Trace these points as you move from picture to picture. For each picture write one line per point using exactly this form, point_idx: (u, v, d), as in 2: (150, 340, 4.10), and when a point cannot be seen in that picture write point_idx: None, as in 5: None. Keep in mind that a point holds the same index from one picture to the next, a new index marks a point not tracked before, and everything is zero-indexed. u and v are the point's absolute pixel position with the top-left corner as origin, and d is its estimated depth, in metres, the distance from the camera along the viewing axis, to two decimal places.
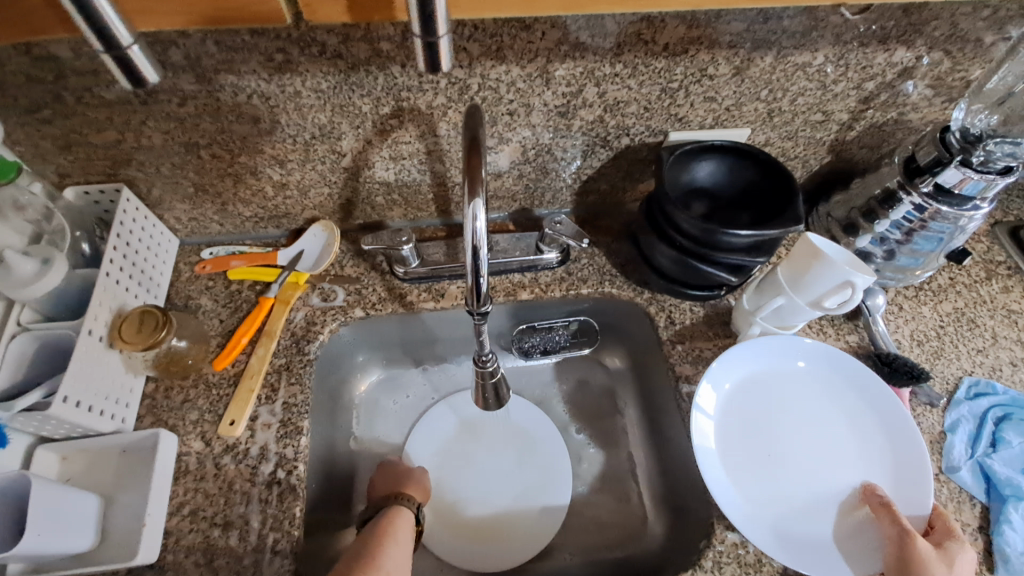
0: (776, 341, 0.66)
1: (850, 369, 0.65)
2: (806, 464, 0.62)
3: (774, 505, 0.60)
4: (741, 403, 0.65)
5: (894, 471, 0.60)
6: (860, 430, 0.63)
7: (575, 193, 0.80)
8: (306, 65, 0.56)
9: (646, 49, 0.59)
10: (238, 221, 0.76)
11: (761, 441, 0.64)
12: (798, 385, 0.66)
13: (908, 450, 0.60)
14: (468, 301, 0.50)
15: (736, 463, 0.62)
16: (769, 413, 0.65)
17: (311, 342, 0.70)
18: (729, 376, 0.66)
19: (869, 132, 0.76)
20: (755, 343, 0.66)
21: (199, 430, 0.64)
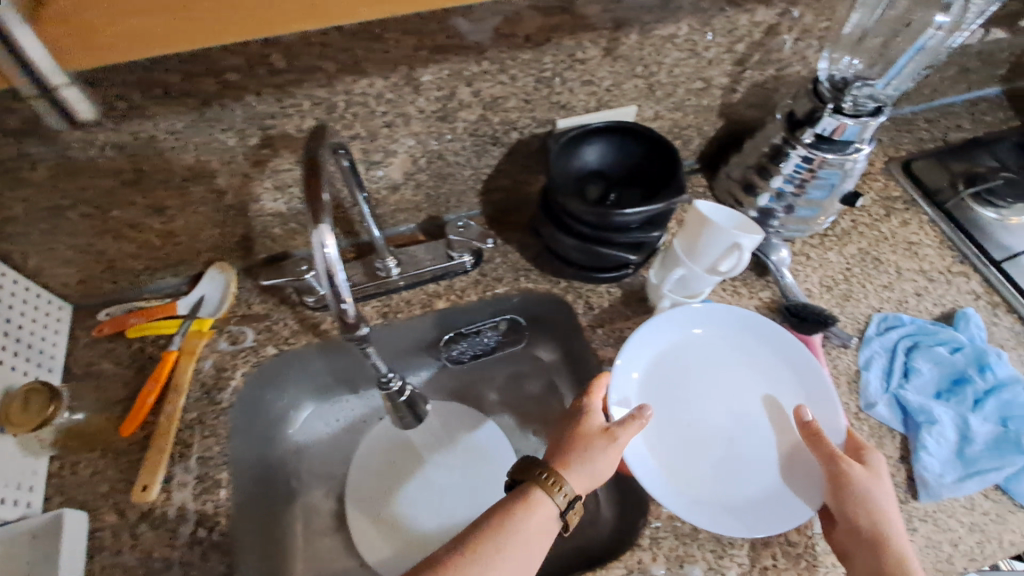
0: (686, 311, 0.68)
1: (753, 326, 0.68)
2: (724, 428, 0.64)
3: (704, 473, 0.61)
4: (655, 382, 0.66)
5: (806, 408, 0.63)
6: (769, 386, 0.66)
7: (480, 193, 0.79)
8: (154, 109, 0.53)
9: (508, 44, 0.58)
10: (132, 275, 0.72)
11: (682, 412, 0.65)
12: (706, 353, 0.68)
13: (820, 394, 0.63)
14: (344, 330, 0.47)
15: (661, 439, 0.63)
16: (683, 386, 0.67)
17: (224, 390, 0.68)
18: (644, 355, 0.67)
19: (752, 91, 0.78)
20: (665, 317, 0.68)
21: (113, 501, 0.62)
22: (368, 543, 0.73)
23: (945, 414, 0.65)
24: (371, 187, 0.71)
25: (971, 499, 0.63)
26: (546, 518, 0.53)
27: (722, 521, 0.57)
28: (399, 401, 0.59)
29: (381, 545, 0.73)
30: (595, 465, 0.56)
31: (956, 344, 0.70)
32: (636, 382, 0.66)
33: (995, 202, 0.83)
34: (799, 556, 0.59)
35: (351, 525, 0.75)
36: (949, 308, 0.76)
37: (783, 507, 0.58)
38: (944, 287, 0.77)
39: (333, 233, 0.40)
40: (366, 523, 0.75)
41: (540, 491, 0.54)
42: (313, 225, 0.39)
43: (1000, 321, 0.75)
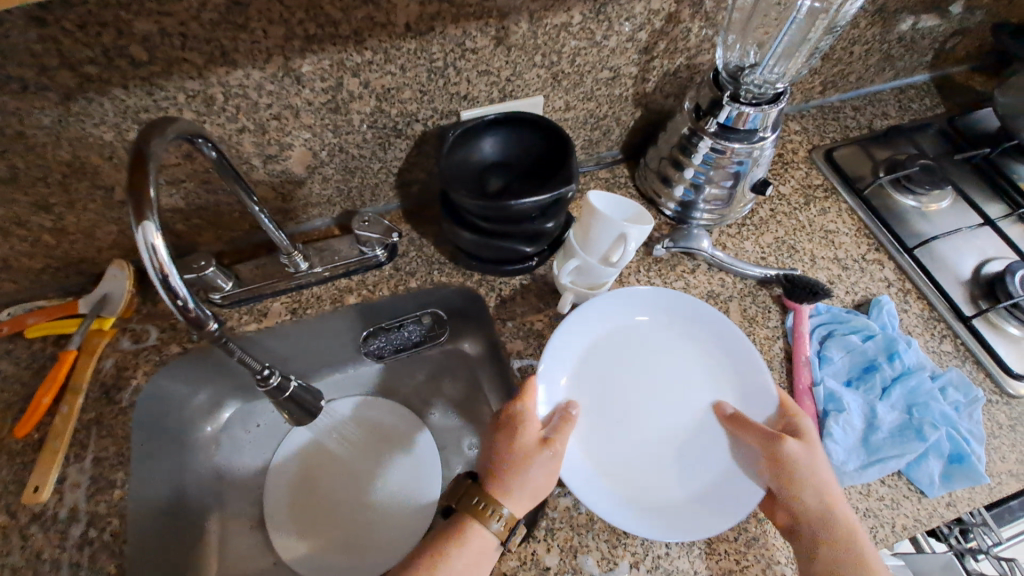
0: (623, 296, 0.66)
1: (693, 315, 0.67)
2: (654, 429, 0.64)
3: (631, 471, 0.61)
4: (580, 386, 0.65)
5: (742, 400, 0.64)
6: (705, 386, 0.66)
7: (395, 187, 0.78)
8: (15, 102, 0.51)
9: (387, 32, 0.57)
10: (32, 275, 0.70)
11: (612, 408, 0.65)
12: (628, 353, 0.67)
13: (758, 398, 0.63)
14: (190, 327, 0.46)
15: (591, 436, 0.63)
16: (608, 389, 0.65)
17: (123, 390, 0.67)
18: (575, 346, 0.66)
19: (665, 80, 0.77)
20: (599, 304, 0.66)
21: (3, 502, 0.60)
22: (285, 542, 0.73)
23: (853, 401, 0.65)
24: (272, 181, 0.69)
25: (868, 485, 0.63)
26: (485, 541, 0.53)
27: (658, 521, 0.56)
28: (283, 398, 0.58)
29: (293, 544, 0.73)
30: (531, 487, 0.55)
31: (869, 331, 0.70)
32: (561, 389, 0.64)
33: (914, 190, 0.83)
34: (692, 544, 0.59)
35: (269, 523, 0.74)
36: (861, 296, 0.76)
37: (711, 510, 0.58)
38: (858, 275, 0.77)
39: (161, 230, 0.41)
40: (283, 521, 0.74)
41: (473, 517, 0.54)
42: (136, 222, 0.40)
43: (910, 307, 0.75)
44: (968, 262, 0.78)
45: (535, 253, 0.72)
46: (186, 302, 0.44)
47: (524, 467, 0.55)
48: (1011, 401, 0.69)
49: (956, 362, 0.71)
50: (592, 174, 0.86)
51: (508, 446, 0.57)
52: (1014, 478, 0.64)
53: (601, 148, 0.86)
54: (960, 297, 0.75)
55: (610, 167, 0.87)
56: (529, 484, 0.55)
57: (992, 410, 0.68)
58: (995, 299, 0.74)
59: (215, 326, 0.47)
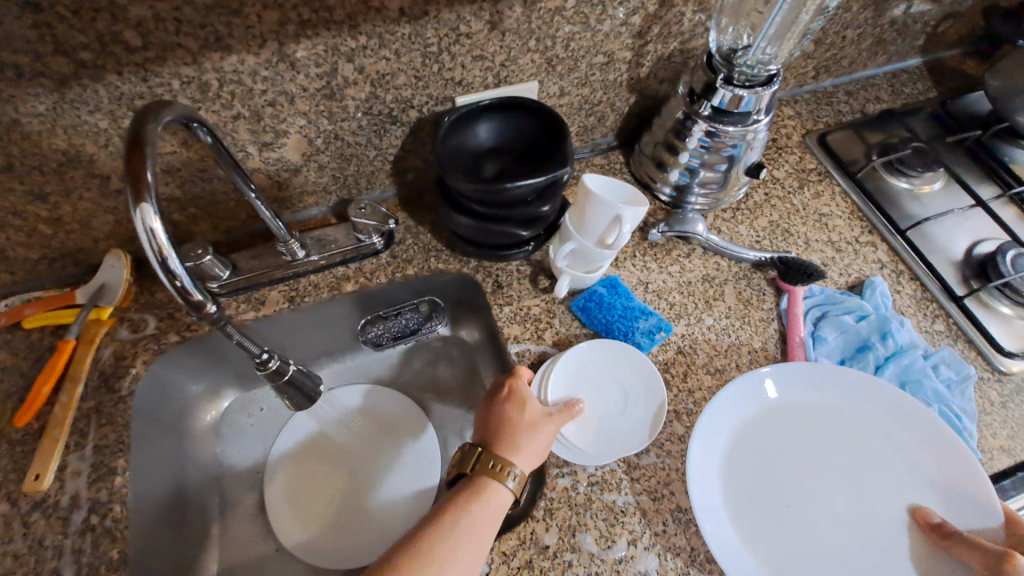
0: (797, 373, 0.64)
1: (881, 397, 0.63)
2: (835, 517, 0.59)
3: (802, 562, 0.56)
4: (574, 386, 0.66)
5: (943, 496, 0.58)
6: (900, 477, 0.60)
7: (391, 175, 0.78)
8: (8, 90, 0.51)
9: (381, 17, 0.57)
10: (28, 266, 0.70)
11: (781, 491, 0.60)
12: (799, 423, 0.64)
13: (966, 499, 0.57)
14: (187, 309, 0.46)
15: (755, 520, 0.58)
16: (604, 385, 0.66)
17: (123, 379, 0.67)
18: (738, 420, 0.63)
19: (659, 65, 0.78)
20: (761, 378, 0.64)
21: (4, 491, 0.60)
22: (286, 527, 0.73)
23: None
24: (268, 169, 0.69)
25: None
26: (503, 499, 0.53)
27: None
28: (282, 381, 0.59)
29: (294, 530, 0.73)
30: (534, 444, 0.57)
31: (862, 312, 0.70)
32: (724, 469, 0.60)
33: (907, 172, 0.84)
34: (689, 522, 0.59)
35: (270, 510, 0.74)
36: (855, 278, 0.76)
37: None
38: (851, 257, 0.78)
39: (159, 214, 0.42)
40: (285, 507, 0.75)
41: (488, 477, 0.54)
42: (134, 205, 0.41)
43: (903, 288, 0.76)
44: (960, 244, 0.79)
45: (531, 238, 0.73)
46: (182, 284, 0.44)
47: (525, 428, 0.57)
48: (1003, 378, 0.70)
49: (948, 341, 0.72)
50: (587, 161, 0.86)
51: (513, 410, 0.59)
52: (1005, 454, 0.66)
53: (596, 134, 0.86)
54: (952, 278, 0.76)
55: (605, 154, 0.87)
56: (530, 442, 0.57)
57: (983, 388, 0.69)
58: (987, 279, 0.75)
59: (213, 309, 0.47)
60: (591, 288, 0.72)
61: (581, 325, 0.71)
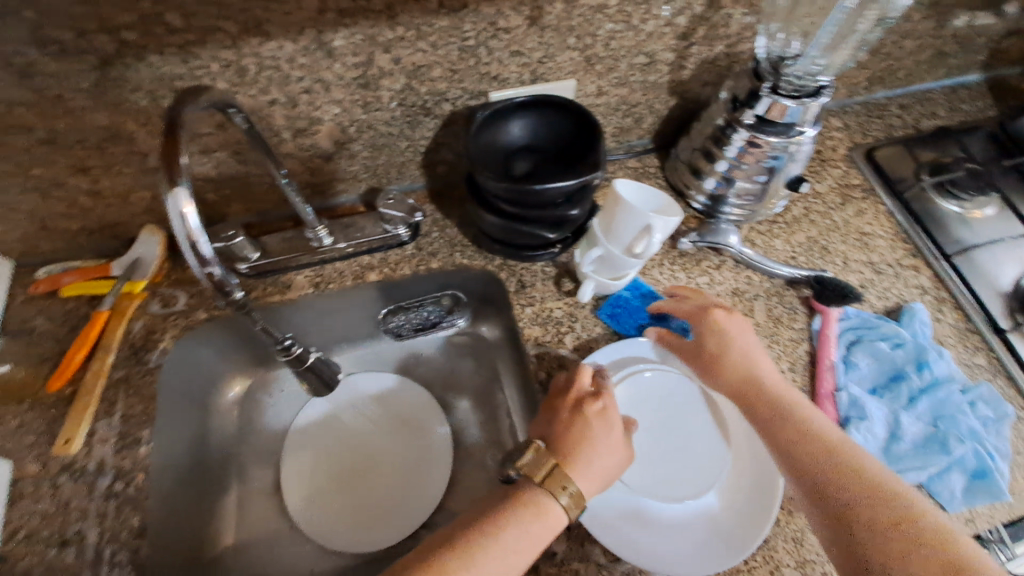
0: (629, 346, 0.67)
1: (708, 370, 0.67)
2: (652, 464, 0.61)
3: (631, 511, 0.57)
4: (631, 393, 0.64)
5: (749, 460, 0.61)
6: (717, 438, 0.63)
7: (420, 167, 0.78)
8: (55, 65, 0.52)
9: (420, 8, 0.56)
10: (68, 236, 0.72)
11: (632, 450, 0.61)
12: (651, 394, 0.65)
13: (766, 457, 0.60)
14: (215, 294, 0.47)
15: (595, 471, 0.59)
16: (657, 410, 0.64)
17: (151, 352, 0.69)
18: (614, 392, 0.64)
19: (702, 69, 0.76)
20: (617, 350, 0.67)
21: (35, 452, 0.62)
22: (300, 511, 0.74)
23: (878, 410, 0.63)
24: (301, 154, 0.70)
25: None
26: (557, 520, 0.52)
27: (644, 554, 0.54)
28: (302, 368, 0.60)
29: (306, 510, 0.74)
30: (603, 469, 0.55)
31: (898, 339, 0.68)
32: None
33: (958, 195, 0.80)
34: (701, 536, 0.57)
35: (285, 490, 0.76)
36: (893, 303, 0.73)
37: (699, 553, 0.55)
38: (891, 281, 0.75)
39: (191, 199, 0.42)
40: (293, 481, 0.76)
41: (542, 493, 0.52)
42: (168, 189, 0.41)
43: (944, 317, 0.72)
44: (1010, 274, 0.75)
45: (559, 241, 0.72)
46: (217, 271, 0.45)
47: (604, 452, 0.55)
48: None
49: (988, 376, 0.68)
50: (621, 163, 0.84)
51: (602, 430, 0.56)
52: None
53: (632, 136, 0.84)
54: (998, 310, 0.72)
55: (640, 157, 0.85)
56: (604, 466, 0.55)
57: (1020, 427, 0.66)
58: None
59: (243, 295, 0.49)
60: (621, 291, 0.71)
61: (602, 331, 0.70)
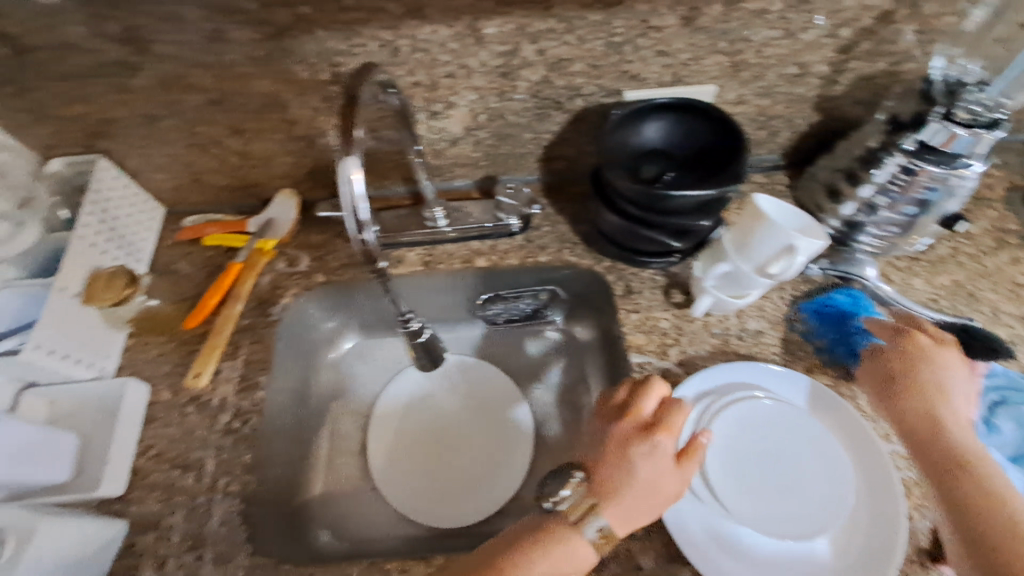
0: (739, 367, 0.64)
1: (823, 404, 0.62)
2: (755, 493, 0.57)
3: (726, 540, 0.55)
4: (738, 416, 0.61)
5: (865, 509, 0.56)
6: (830, 480, 0.58)
7: (539, 159, 0.78)
8: (237, 33, 0.57)
9: (576, 2, 0.56)
10: (215, 190, 0.79)
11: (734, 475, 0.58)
12: (759, 421, 0.61)
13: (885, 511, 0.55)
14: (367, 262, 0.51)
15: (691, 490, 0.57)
16: (763, 438, 0.60)
17: (274, 305, 0.75)
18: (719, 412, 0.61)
19: (855, 86, 0.70)
20: (725, 370, 0.63)
21: (170, 380, 0.69)
22: (379, 475, 0.77)
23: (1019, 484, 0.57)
24: (431, 136, 0.72)
25: None
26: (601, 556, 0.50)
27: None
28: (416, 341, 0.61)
29: (390, 476, 0.77)
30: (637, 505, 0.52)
31: None
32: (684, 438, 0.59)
33: None
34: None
35: (372, 453, 0.79)
36: None
37: None
38: None
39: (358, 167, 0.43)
40: (380, 445, 0.80)
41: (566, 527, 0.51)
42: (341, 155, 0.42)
43: None
44: None
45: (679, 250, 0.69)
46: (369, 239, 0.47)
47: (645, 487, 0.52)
48: None
49: None
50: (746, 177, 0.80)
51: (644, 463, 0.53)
52: None
53: (762, 150, 0.80)
54: None
55: (767, 173, 0.81)
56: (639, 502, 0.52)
57: None
58: None
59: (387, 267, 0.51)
60: (829, 295, 0.68)
61: (709, 348, 0.67)
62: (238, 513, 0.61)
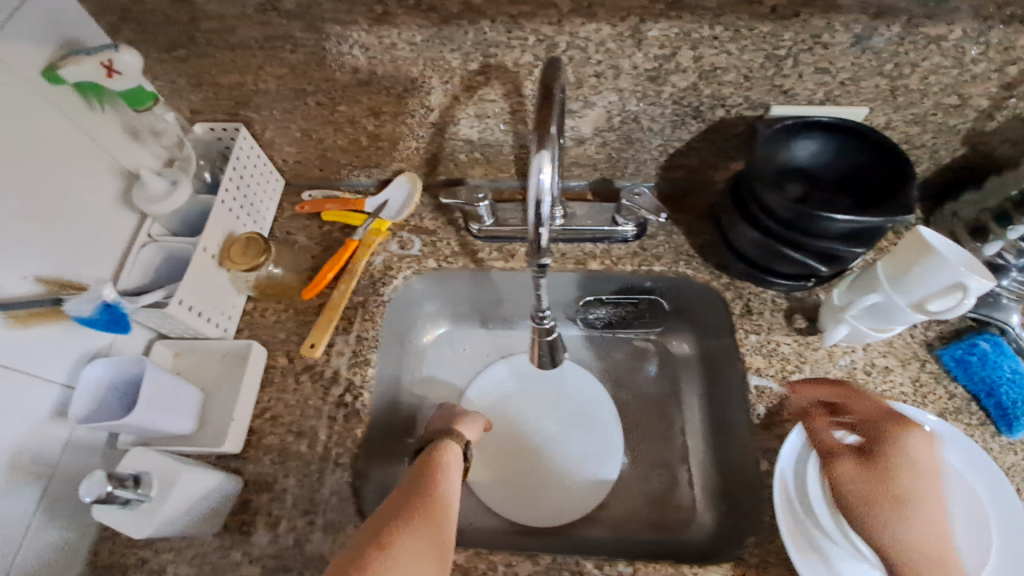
0: (871, 404, 0.61)
1: (963, 454, 0.59)
2: None
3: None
4: (869, 453, 0.59)
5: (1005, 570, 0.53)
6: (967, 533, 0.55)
7: (660, 167, 0.77)
8: (403, 18, 0.58)
9: (750, 11, 0.55)
10: (336, 167, 0.81)
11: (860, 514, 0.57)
12: (892, 461, 0.59)
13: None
14: (530, 256, 0.51)
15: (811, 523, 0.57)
16: None
17: (386, 286, 0.76)
18: (850, 447, 0.59)
19: (1015, 123, 0.66)
20: (854, 403, 0.62)
21: (286, 348, 0.71)
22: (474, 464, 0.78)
23: None
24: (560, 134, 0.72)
25: None
26: (405, 530, 0.53)
27: None
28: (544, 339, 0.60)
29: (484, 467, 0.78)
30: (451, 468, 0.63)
31: None
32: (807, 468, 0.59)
33: None
34: None
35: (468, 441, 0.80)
36: None
37: None
38: None
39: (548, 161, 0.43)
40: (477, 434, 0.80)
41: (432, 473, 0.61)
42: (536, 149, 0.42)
43: None
44: None
45: (817, 276, 0.66)
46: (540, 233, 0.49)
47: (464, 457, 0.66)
48: None
49: None
50: None
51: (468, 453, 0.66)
52: None
53: None
54: None
55: None
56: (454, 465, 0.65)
57: None
58: None
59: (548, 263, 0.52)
60: (973, 340, 0.66)
61: (834, 380, 0.66)
62: (348, 485, 0.63)
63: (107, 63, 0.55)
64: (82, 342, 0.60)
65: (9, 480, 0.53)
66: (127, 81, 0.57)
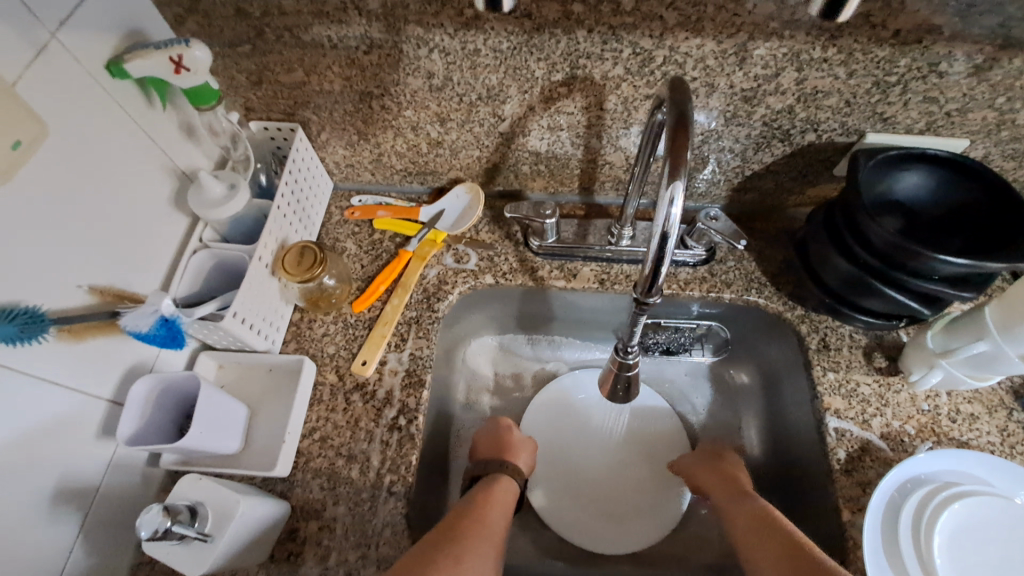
0: (961, 455, 0.58)
1: None
2: None
3: None
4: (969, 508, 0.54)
5: None
6: None
7: (732, 189, 0.73)
8: (494, 23, 0.54)
9: (870, 35, 0.52)
10: (389, 172, 0.76)
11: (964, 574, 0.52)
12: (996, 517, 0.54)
13: None
14: (638, 289, 0.49)
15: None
16: (1002, 537, 0.53)
17: (441, 301, 0.71)
18: (948, 501, 0.54)
19: None
20: (945, 455, 0.58)
21: (334, 364, 0.67)
22: (534, 488, 0.74)
23: None
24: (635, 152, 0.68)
25: None
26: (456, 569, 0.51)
27: None
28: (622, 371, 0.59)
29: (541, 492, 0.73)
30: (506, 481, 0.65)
31: None
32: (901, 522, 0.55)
33: None
34: None
35: None
36: None
37: None
38: None
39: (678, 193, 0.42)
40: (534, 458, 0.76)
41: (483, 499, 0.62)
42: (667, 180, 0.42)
43: None
44: None
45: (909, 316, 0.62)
46: (656, 268, 0.46)
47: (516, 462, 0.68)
48: None
49: None
50: None
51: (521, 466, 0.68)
52: None
53: None
54: None
55: None
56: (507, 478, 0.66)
57: None
58: None
59: (654, 299, 0.49)
60: None
61: (918, 425, 0.62)
62: (402, 517, 0.59)
63: (176, 58, 0.52)
64: (130, 354, 0.56)
65: (53, 505, 0.49)
66: (195, 78, 0.54)
